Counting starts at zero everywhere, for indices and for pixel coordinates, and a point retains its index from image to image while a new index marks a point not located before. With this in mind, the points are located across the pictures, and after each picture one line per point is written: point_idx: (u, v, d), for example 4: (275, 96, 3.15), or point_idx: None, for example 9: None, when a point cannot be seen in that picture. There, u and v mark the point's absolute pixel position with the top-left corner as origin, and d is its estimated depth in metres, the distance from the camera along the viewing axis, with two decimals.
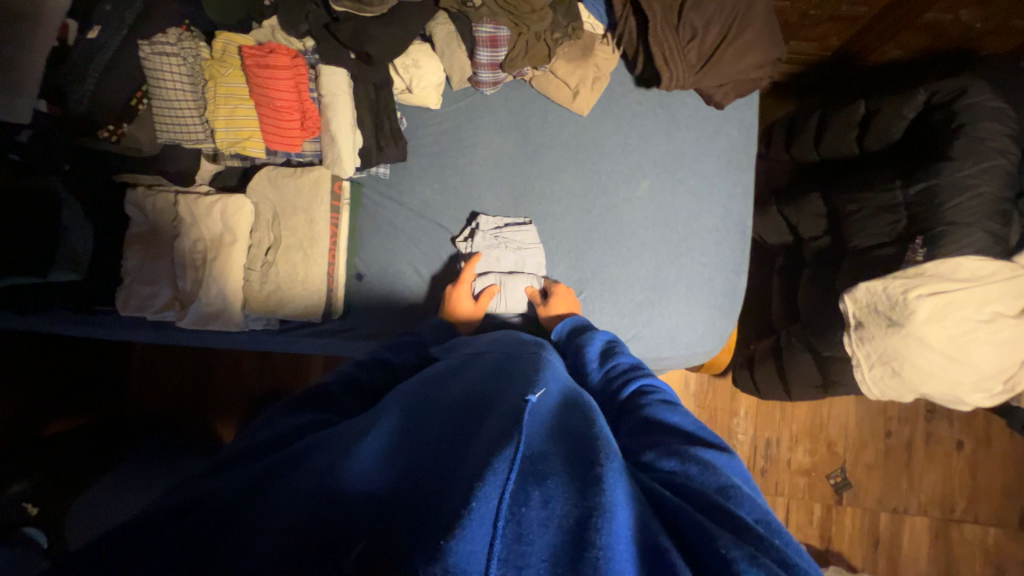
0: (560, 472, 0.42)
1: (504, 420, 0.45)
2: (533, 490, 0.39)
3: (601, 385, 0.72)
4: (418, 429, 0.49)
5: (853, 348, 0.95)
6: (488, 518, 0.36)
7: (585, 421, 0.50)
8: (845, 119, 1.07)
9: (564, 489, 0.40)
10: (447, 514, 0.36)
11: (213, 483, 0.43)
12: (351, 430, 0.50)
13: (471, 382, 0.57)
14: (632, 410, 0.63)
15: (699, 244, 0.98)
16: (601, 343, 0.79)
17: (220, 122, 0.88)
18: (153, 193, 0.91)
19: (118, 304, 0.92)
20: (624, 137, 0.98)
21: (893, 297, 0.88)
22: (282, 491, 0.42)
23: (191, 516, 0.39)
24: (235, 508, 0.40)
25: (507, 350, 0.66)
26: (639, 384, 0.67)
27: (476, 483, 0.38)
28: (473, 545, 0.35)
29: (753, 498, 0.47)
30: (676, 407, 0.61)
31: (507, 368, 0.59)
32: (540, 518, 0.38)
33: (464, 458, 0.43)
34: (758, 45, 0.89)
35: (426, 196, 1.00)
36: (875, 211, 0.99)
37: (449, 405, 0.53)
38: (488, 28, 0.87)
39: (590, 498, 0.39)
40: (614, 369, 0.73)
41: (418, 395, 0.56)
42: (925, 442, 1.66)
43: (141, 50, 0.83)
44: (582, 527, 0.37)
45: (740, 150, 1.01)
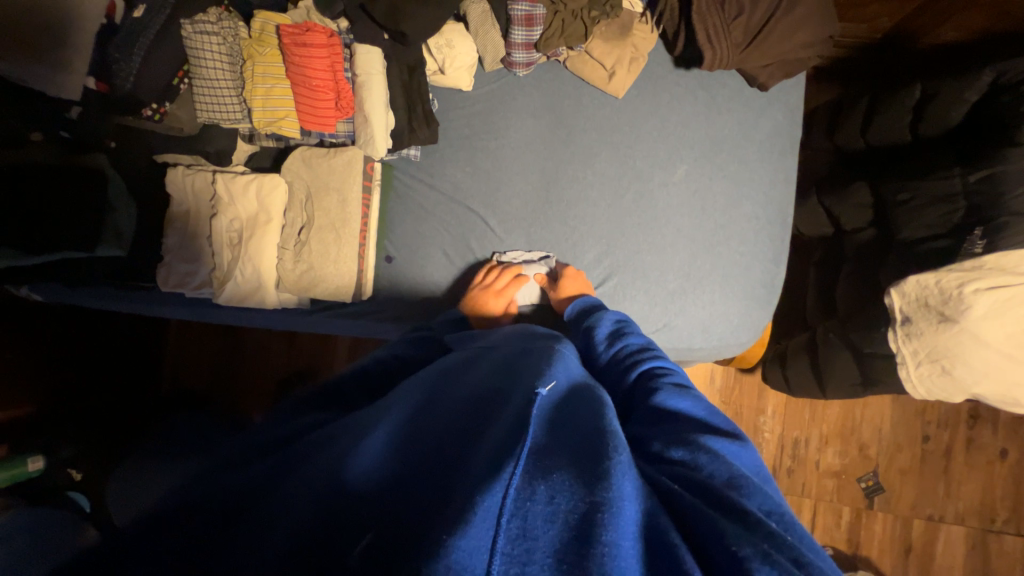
0: (565, 466, 0.41)
1: (513, 416, 0.44)
2: (539, 484, 0.38)
3: (607, 364, 0.72)
4: (426, 424, 0.49)
5: (898, 344, 0.90)
6: (493, 512, 0.36)
7: (594, 416, 0.48)
8: (899, 103, 1.02)
9: (571, 483, 0.39)
10: (451, 514, 0.36)
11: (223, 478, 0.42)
12: (361, 418, 0.50)
13: (482, 374, 0.56)
14: (642, 393, 0.62)
15: (737, 233, 0.95)
16: (611, 323, 0.78)
17: (258, 102, 0.87)
18: (192, 172, 0.94)
19: (159, 279, 0.95)
20: (661, 119, 0.95)
21: (946, 292, 0.84)
22: (293, 484, 0.41)
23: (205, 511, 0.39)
24: (246, 507, 0.40)
25: (521, 342, 0.65)
26: (649, 365, 0.66)
27: (481, 487, 0.37)
28: (477, 540, 0.34)
29: (766, 491, 0.45)
30: (687, 392, 0.60)
31: (518, 361, 0.58)
32: (546, 513, 0.37)
33: (471, 457, 0.42)
34: (808, 23, 0.85)
35: (457, 178, 1.00)
36: (930, 201, 0.93)
37: (459, 400, 0.52)
38: (523, 6, 0.86)
39: (596, 494, 0.38)
40: (624, 351, 0.72)
41: (427, 387, 0.56)
42: (965, 449, 1.59)
43: (183, 29, 0.82)
44: (588, 523, 0.36)
45: (783, 135, 0.96)
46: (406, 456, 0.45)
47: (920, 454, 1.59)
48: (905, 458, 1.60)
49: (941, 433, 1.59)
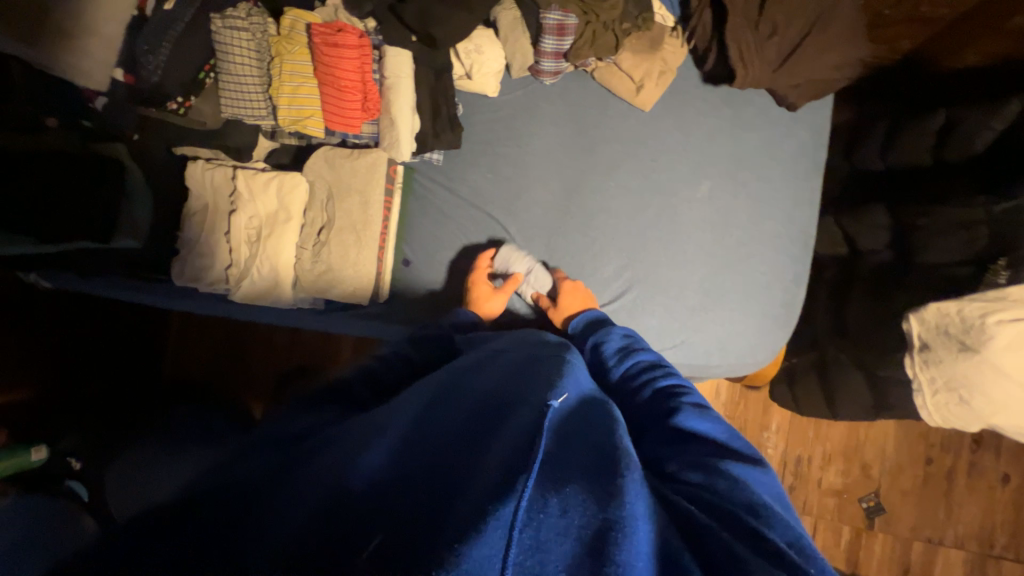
0: (578, 481, 0.41)
1: (524, 424, 0.44)
2: (552, 497, 0.38)
3: (618, 381, 0.72)
4: (435, 429, 0.49)
5: (915, 371, 0.90)
6: (506, 522, 0.35)
7: (605, 433, 0.48)
8: (923, 128, 1.02)
9: (583, 498, 0.39)
10: (462, 521, 0.35)
11: (227, 474, 0.43)
12: (371, 424, 0.50)
13: (493, 379, 0.56)
14: (660, 413, 0.62)
15: (759, 252, 0.94)
16: (621, 338, 0.77)
17: (284, 100, 0.86)
18: (212, 167, 0.93)
19: (174, 273, 0.94)
20: (685, 134, 0.95)
21: (968, 321, 0.83)
22: (291, 492, 0.41)
23: (203, 503, 0.38)
24: (246, 505, 0.39)
25: (530, 349, 0.64)
26: (667, 382, 0.66)
27: (494, 494, 0.37)
28: (490, 549, 0.33)
29: (786, 520, 0.45)
30: (706, 412, 0.60)
31: (529, 368, 0.57)
32: (558, 526, 0.37)
33: (480, 463, 0.42)
34: (841, 44, 0.84)
35: (478, 184, 0.99)
36: (951, 227, 0.93)
37: (468, 404, 0.51)
38: (556, 15, 0.86)
39: (609, 512, 0.38)
40: (636, 368, 0.72)
41: (437, 391, 0.56)
42: (967, 473, 1.59)
43: (213, 24, 0.82)
44: (600, 541, 0.36)
45: (809, 155, 0.96)
46: (415, 461, 0.44)
47: (922, 476, 1.59)
48: (907, 479, 1.60)
49: (944, 455, 1.59)
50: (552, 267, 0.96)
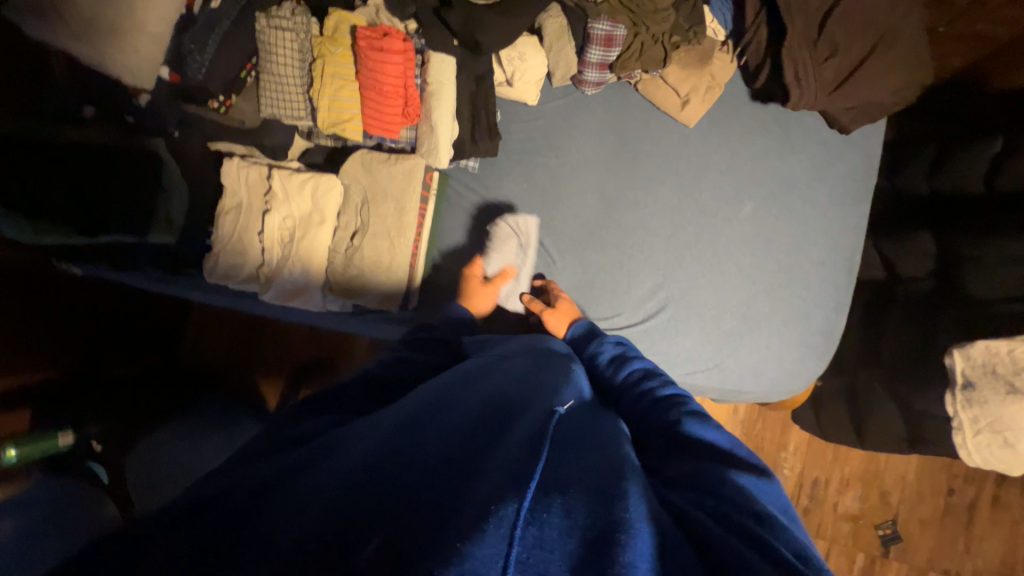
0: (580, 484, 0.40)
1: (528, 425, 0.44)
2: (554, 498, 0.37)
3: (619, 389, 0.70)
4: (437, 419, 0.47)
5: (956, 408, 0.88)
6: (508, 521, 0.34)
7: (608, 442, 0.48)
8: (976, 154, 0.98)
9: (585, 499, 0.38)
10: (466, 516, 0.34)
11: (236, 475, 0.41)
12: (374, 419, 0.49)
13: (496, 381, 0.55)
14: (660, 422, 0.61)
15: (800, 277, 0.92)
16: (613, 346, 0.78)
17: (324, 102, 0.85)
18: (248, 165, 0.92)
19: (206, 269, 0.93)
20: (730, 151, 0.92)
21: (1018, 363, 0.80)
22: (297, 487, 0.40)
23: (214, 506, 0.37)
24: (257, 499, 0.38)
25: (535, 357, 0.64)
26: (669, 393, 0.65)
27: (494, 492, 0.36)
28: (492, 548, 0.32)
29: (790, 530, 0.44)
30: (707, 422, 0.59)
31: (533, 375, 0.57)
32: (562, 527, 0.36)
33: (481, 461, 0.41)
34: (902, 69, 0.81)
35: (513, 193, 0.97)
36: (1002, 261, 0.91)
37: (469, 401, 0.50)
38: (605, 27, 0.84)
39: (613, 513, 0.37)
40: (632, 377, 0.71)
41: (439, 386, 0.55)
42: (989, 506, 1.55)
43: (259, 23, 0.81)
44: (605, 542, 0.35)
45: (858, 179, 0.93)
46: (416, 449, 0.42)
47: (942, 506, 1.56)
48: (926, 509, 1.56)
49: (966, 487, 1.56)
50: (586, 282, 0.95)
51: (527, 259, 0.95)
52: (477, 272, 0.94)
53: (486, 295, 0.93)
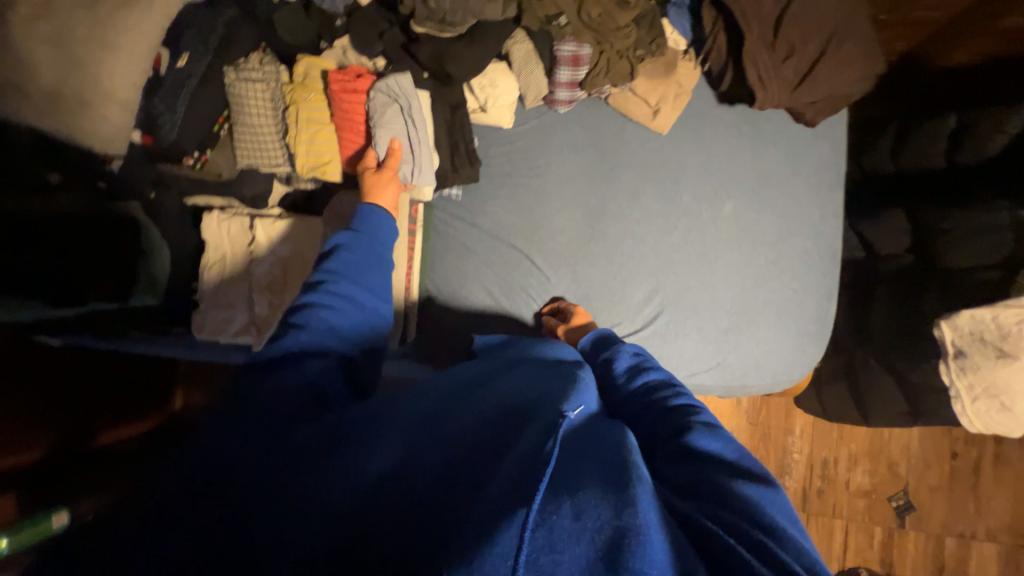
0: (593, 487, 0.41)
1: (535, 430, 0.44)
2: (565, 499, 0.39)
3: (630, 398, 0.69)
4: (450, 428, 0.49)
5: (951, 378, 0.90)
6: (518, 524, 0.36)
7: (616, 447, 0.48)
8: (933, 133, 1.03)
9: (598, 503, 0.39)
10: (476, 524, 0.37)
11: (262, 449, 0.46)
12: (388, 420, 0.51)
13: (511, 387, 0.57)
14: (671, 430, 0.60)
15: (788, 268, 0.94)
16: (630, 356, 0.76)
17: (302, 147, 0.85)
18: (228, 217, 0.91)
19: (194, 328, 0.91)
20: (706, 155, 0.94)
21: (1004, 328, 0.83)
22: (315, 477, 0.43)
23: (239, 480, 0.43)
24: (275, 482, 0.43)
25: (546, 363, 0.66)
26: (682, 402, 0.64)
27: (508, 499, 0.38)
28: (500, 550, 0.34)
29: (801, 544, 0.45)
30: (718, 432, 0.58)
31: (542, 378, 0.58)
32: (572, 528, 0.37)
33: (498, 460, 0.43)
34: (856, 60, 0.85)
35: (499, 216, 0.97)
36: (972, 232, 0.94)
37: (486, 406, 0.53)
38: (570, 47, 0.87)
39: (623, 517, 0.38)
40: (646, 385, 0.70)
41: (457, 395, 0.57)
42: (993, 464, 1.59)
43: (227, 77, 0.82)
44: (615, 544, 0.36)
45: (830, 169, 0.96)
46: (428, 458, 0.45)
47: (948, 470, 1.59)
48: (934, 475, 1.59)
49: (969, 449, 1.59)
50: (580, 294, 0.96)
51: (419, 134, 0.86)
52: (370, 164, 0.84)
53: (385, 182, 0.83)
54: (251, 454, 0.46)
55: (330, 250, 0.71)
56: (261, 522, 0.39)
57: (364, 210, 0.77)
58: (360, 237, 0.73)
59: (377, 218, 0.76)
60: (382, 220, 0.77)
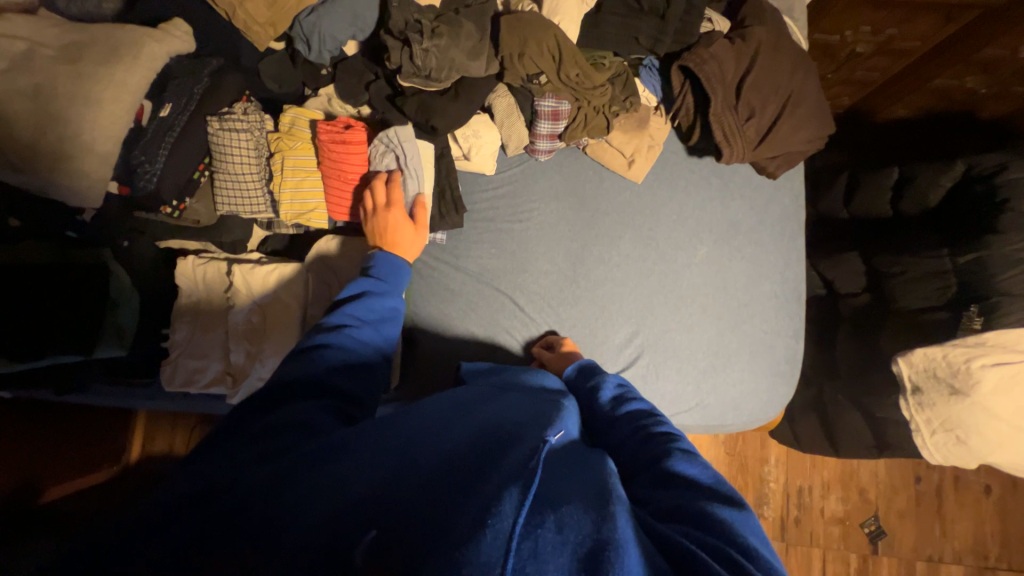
0: (574, 503, 0.44)
1: (522, 454, 0.46)
2: (548, 515, 0.41)
3: (610, 431, 0.70)
4: (436, 446, 0.50)
5: (911, 413, 0.95)
6: (504, 533, 0.38)
7: (596, 474, 0.51)
8: (878, 182, 1.12)
9: (578, 518, 0.42)
10: (462, 529, 0.38)
11: (243, 467, 0.45)
12: (371, 435, 0.50)
13: (494, 411, 0.58)
14: (652, 457, 0.61)
15: (758, 310, 0.99)
16: (614, 387, 0.77)
17: (286, 195, 0.85)
18: (204, 262, 0.89)
19: (164, 378, 0.88)
20: (679, 204, 1.00)
21: (954, 365, 0.89)
22: (297, 487, 0.42)
23: (220, 502, 0.40)
24: (252, 497, 0.40)
25: (529, 392, 0.67)
26: (661, 429, 0.66)
27: (493, 503, 0.40)
28: (488, 555, 0.36)
29: (771, 561, 0.47)
30: (696, 458, 0.59)
31: (527, 407, 0.60)
32: (555, 541, 0.39)
33: (485, 472, 0.45)
34: (810, 121, 0.93)
35: (483, 260, 0.99)
36: (921, 275, 1.01)
37: (471, 428, 0.53)
38: (550, 103, 0.91)
39: (603, 531, 0.41)
40: (628, 414, 0.71)
41: (439, 417, 0.58)
42: (954, 487, 1.67)
43: (210, 126, 0.81)
44: (595, 555, 0.39)
45: (792, 217, 1.03)
46: (412, 472, 0.45)
47: (914, 495, 1.66)
48: (902, 500, 1.66)
49: (931, 473, 1.67)
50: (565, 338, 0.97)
51: (420, 176, 0.88)
52: (403, 216, 0.84)
53: (415, 235, 0.85)
54: (239, 462, 0.46)
55: (354, 296, 0.74)
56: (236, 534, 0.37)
57: (392, 260, 0.80)
58: (387, 287, 0.77)
59: (403, 273, 0.80)
60: (403, 274, 0.82)
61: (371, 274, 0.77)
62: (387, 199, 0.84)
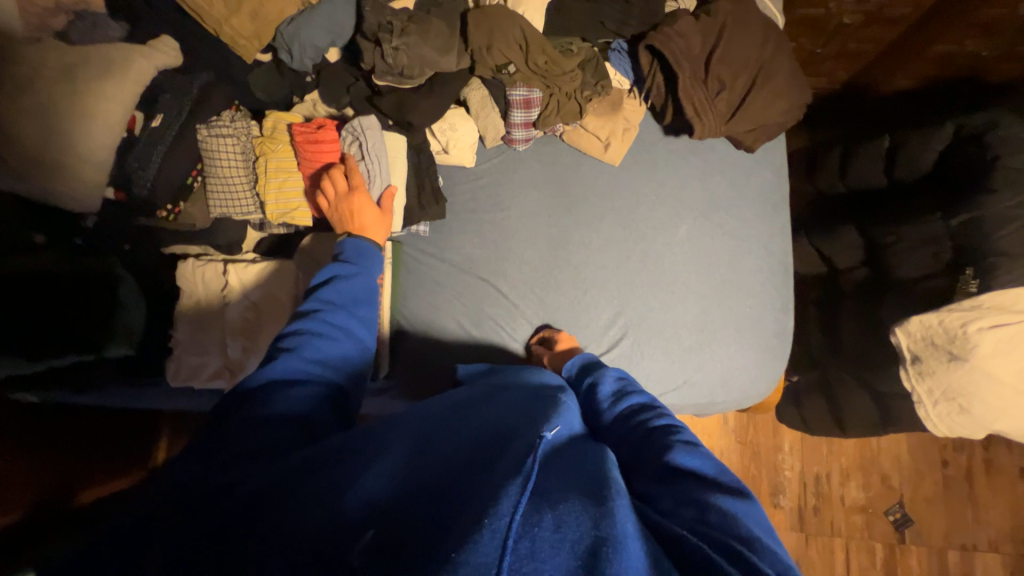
0: (573, 499, 0.44)
1: (519, 454, 0.46)
2: (545, 513, 0.41)
3: (613, 423, 0.70)
4: (434, 451, 0.50)
5: (912, 383, 0.92)
6: (500, 533, 0.38)
7: (594, 468, 0.51)
8: (872, 150, 1.10)
9: (577, 515, 0.42)
10: (458, 533, 0.38)
11: (248, 473, 0.48)
12: (371, 444, 0.52)
13: (493, 412, 0.58)
14: (655, 447, 0.61)
15: (745, 286, 0.98)
16: (614, 380, 0.76)
17: (271, 195, 0.90)
18: (203, 264, 0.94)
19: (169, 374, 0.93)
20: (658, 184, 1.00)
21: (950, 331, 0.86)
22: (296, 502, 0.44)
23: (224, 503, 0.44)
24: (256, 511, 0.43)
25: (529, 389, 0.67)
26: (663, 422, 0.65)
27: (492, 502, 0.40)
28: (483, 555, 0.36)
29: (774, 551, 0.48)
30: (697, 449, 0.59)
31: (527, 405, 0.59)
32: (552, 539, 0.39)
33: (481, 474, 0.45)
34: (785, 91, 0.93)
35: (467, 250, 1.01)
36: (917, 243, 0.97)
37: (469, 430, 0.54)
38: (521, 92, 0.93)
39: (601, 528, 0.41)
40: (628, 411, 0.70)
41: (437, 419, 0.58)
42: (985, 472, 1.59)
43: (199, 134, 0.87)
44: (594, 553, 0.39)
45: (774, 191, 1.03)
46: (412, 479, 0.46)
47: (941, 480, 1.58)
48: (929, 486, 1.58)
49: (959, 456, 1.59)
50: (548, 323, 0.98)
51: (381, 160, 0.90)
52: (367, 199, 0.86)
53: (380, 219, 0.87)
54: (245, 473, 0.49)
55: (325, 281, 0.76)
56: (238, 543, 0.40)
57: (354, 241, 0.82)
58: (358, 269, 0.78)
59: (372, 254, 0.81)
60: (373, 256, 0.83)
61: (341, 259, 0.80)
62: (349, 184, 0.86)
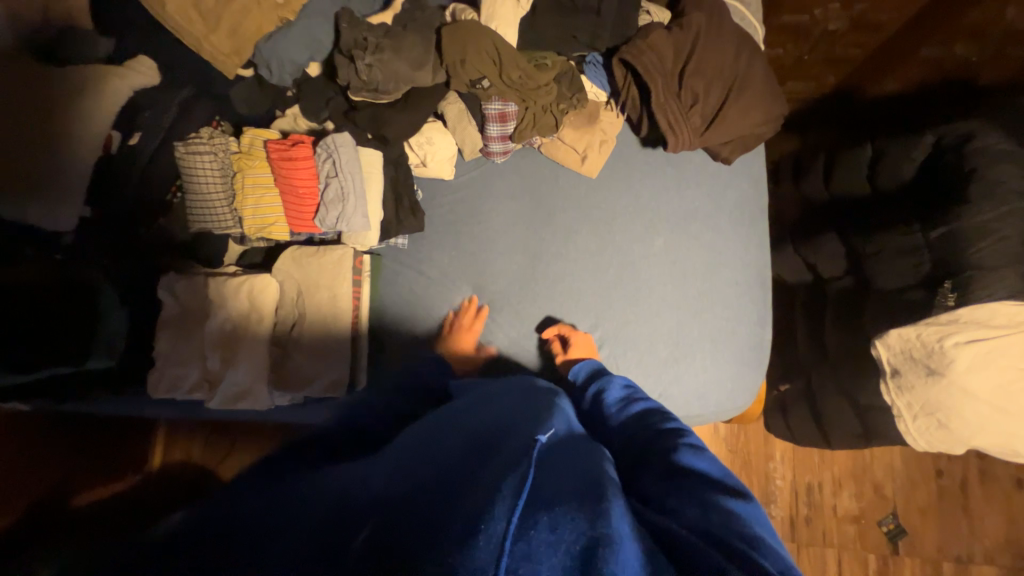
0: (568, 501, 0.42)
1: (514, 454, 0.47)
2: (542, 515, 0.40)
3: (618, 428, 0.71)
4: (432, 459, 0.52)
5: (892, 398, 0.92)
6: (495, 536, 0.37)
7: (589, 466, 0.50)
8: (855, 159, 1.08)
9: (575, 517, 0.41)
10: (452, 532, 0.38)
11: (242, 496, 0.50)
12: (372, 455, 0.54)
13: (486, 415, 0.60)
14: (657, 452, 0.61)
15: (720, 297, 0.99)
16: (621, 388, 0.78)
17: (248, 211, 0.91)
18: (185, 278, 0.94)
19: (150, 386, 0.94)
20: (635, 194, 1.00)
21: (928, 345, 0.86)
22: (294, 513, 0.45)
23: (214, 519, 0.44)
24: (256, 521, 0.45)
25: (524, 390, 0.68)
26: (670, 426, 0.66)
27: (486, 503, 0.40)
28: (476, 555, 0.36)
29: (779, 552, 0.46)
30: (703, 453, 0.60)
31: (521, 407, 0.61)
32: (548, 540, 0.38)
33: (475, 475, 0.45)
34: (761, 103, 0.92)
35: (445, 262, 1.01)
36: (897, 252, 0.96)
37: (465, 435, 0.55)
38: (496, 106, 0.93)
39: (598, 528, 0.40)
40: (635, 415, 0.72)
41: (437, 430, 0.59)
42: (978, 481, 1.57)
43: (177, 151, 0.89)
44: (590, 552, 0.38)
45: (751, 203, 1.02)
46: (409, 485, 0.47)
47: (935, 490, 1.56)
48: (922, 495, 1.56)
49: (953, 466, 1.57)
50: (525, 335, 0.99)
51: (356, 178, 0.91)
52: None
53: None
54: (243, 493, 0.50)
55: None
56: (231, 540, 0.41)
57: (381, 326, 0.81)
58: None
59: None
60: None
61: None
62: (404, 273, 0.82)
